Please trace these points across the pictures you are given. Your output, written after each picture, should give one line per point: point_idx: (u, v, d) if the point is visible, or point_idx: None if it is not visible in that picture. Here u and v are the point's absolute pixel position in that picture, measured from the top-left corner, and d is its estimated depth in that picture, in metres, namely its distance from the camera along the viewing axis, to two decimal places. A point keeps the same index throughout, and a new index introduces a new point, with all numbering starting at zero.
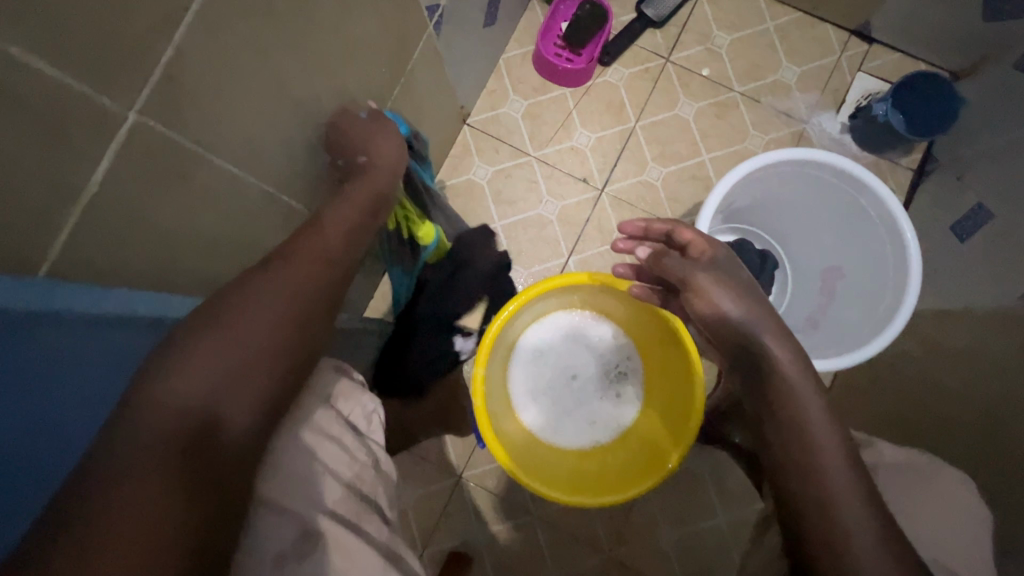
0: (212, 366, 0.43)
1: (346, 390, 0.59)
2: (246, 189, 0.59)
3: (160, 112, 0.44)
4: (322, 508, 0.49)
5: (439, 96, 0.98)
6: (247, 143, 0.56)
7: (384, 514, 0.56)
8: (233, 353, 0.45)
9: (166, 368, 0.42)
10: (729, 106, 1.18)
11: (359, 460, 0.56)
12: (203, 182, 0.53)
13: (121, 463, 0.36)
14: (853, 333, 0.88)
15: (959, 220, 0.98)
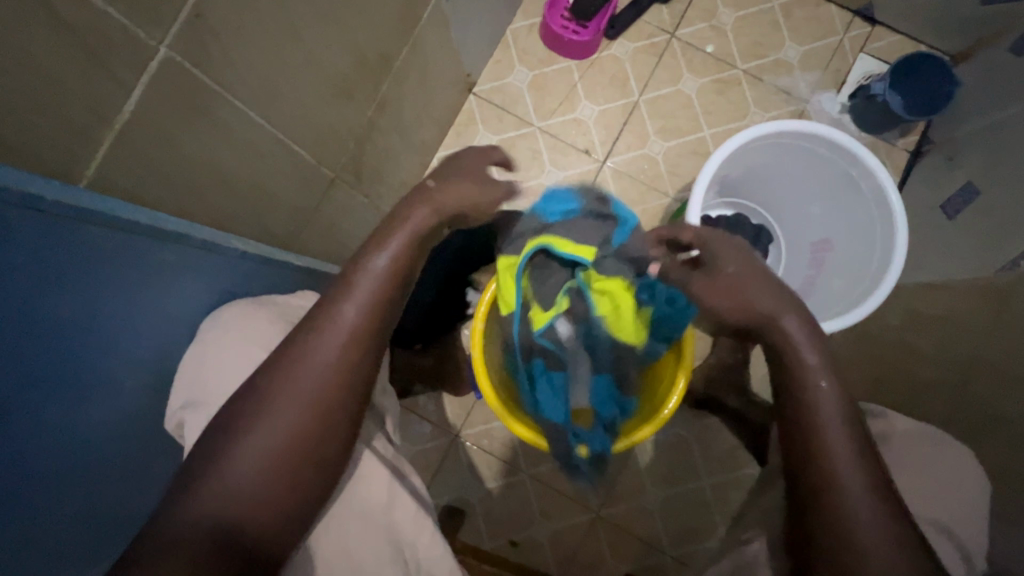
0: (267, 436, 0.49)
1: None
2: (260, 135, 0.63)
3: (188, 49, 0.49)
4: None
5: (447, 62, 1.01)
6: (262, 89, 0.60)
7: (389, 436, 0.68)
8: (290, 417, 0.50)
9: (227, 443, 0.48)
10: (731, 83, 1.20)
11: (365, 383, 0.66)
12: (221, 123, 0.57)
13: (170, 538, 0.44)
14: (840, 303, 0.91)
15: (949, 198, 1.01)
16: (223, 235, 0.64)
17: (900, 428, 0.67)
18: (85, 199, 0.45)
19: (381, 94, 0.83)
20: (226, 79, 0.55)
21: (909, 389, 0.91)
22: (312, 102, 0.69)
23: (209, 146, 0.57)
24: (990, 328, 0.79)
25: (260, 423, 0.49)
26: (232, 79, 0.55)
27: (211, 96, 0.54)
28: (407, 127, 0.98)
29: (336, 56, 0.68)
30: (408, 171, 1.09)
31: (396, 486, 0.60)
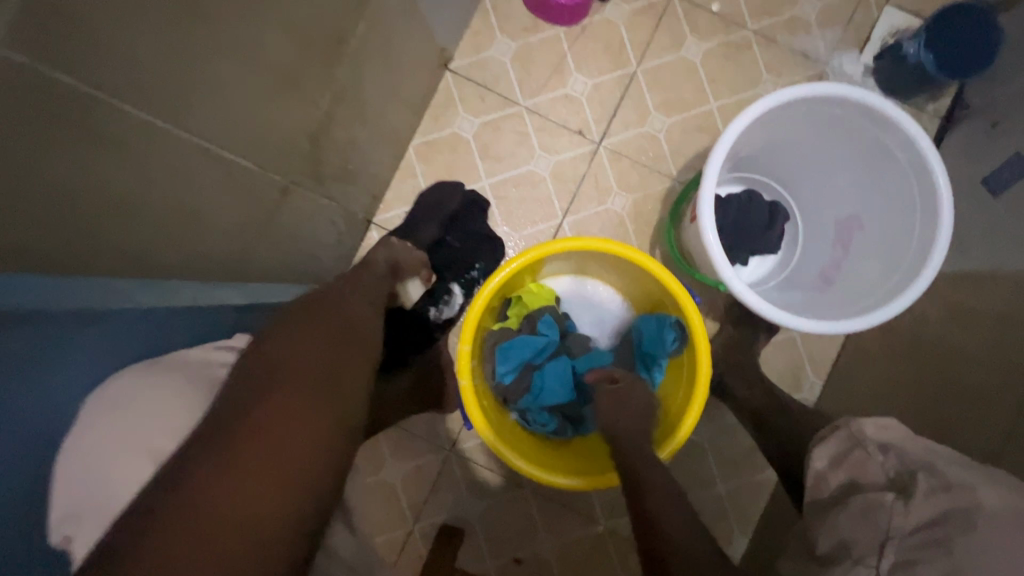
0: (300, 383, 0.49)
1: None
2: (180, 148, 0.50)
3: (43, 52, 0.35)
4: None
5: (416, 37, 0.87)
6: None
7: None
8: (319, 362, 0.52)
9: (262, 396, 0.47)
10: (741, 46, 1.06)
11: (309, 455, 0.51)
12: (128, 146, 0.44)
13: (236, 477, 0.42)
14: (873, 291, 0.79)
15: (994, 170, 0.87)
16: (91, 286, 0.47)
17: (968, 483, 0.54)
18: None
19: (335, 81, 0.69)
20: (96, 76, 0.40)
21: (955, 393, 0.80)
22: (244, 99, 0.55)
23: (116, 173, 0.44)
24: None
25: (298, 376, 0.49)
26: (128, 86, 0.41)
27: (103, 108, 0.40)
28: (373, 116, 0.85)
29: (275, 39, 0.54)
30: (379, 164, 0.96)
31: None
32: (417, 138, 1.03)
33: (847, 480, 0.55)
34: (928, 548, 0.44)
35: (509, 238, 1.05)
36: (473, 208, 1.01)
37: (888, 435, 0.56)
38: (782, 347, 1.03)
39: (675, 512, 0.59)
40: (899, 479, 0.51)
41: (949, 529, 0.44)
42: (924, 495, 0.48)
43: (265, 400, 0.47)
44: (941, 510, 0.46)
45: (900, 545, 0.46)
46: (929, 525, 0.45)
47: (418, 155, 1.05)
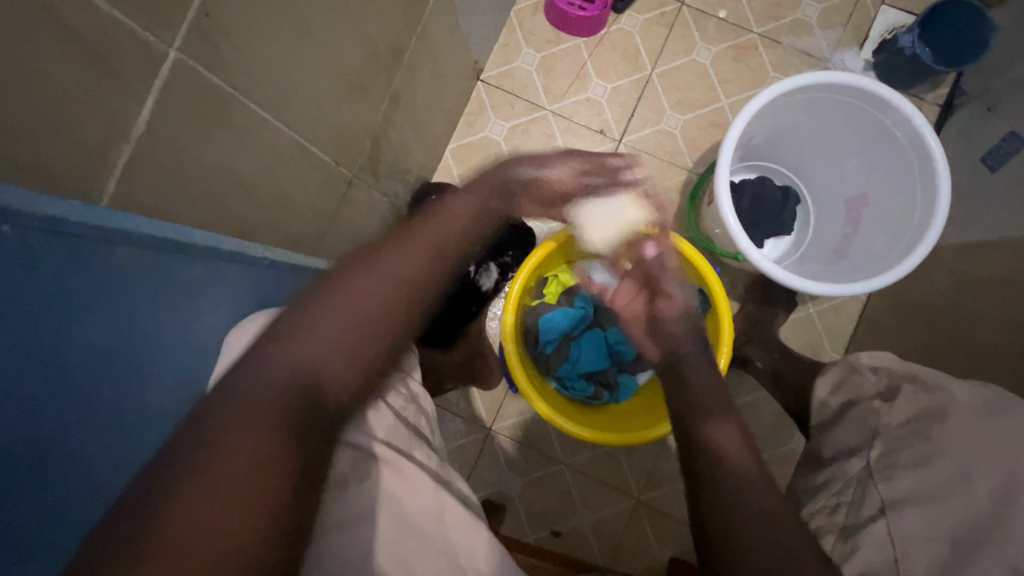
0: (274, 371, 0.40)
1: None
2: (279, 135, 0.59)
3: (200, 53, 0.45)
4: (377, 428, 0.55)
5: (455, 50, 0.97)
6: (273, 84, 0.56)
7: (429, 442, 0.64)
8: (305, 350, 0.42)
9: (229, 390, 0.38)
10: (748, 49, 1.15)
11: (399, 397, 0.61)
12: (244, 129, 0.54)
13: (183, 471, 0.34)
14: (884, 259, 0.86)
15: (991, 149, 0.94)
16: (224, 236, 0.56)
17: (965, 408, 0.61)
18: (109, 218, 0.41)
19: (393, 87, 0.80)
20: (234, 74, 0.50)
21: (965, 353, 0.85)
22: (329, 99, 0.65)
23: (234, 152, 0.54)
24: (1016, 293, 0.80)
25: (273, 362, 0.40)
26: (250, 81, 0.52)
27: (229, 94, 0.50)
28: (420, 121, 0.96)
29: (352, 49, 0.65)
30: (422, 165, 1.06)
31: (446, 498, 0.55)
32: (453, 142, 1.14)
33: (848, 399, 0.72)
34: (912, 437, 0.61)
35: (539, 230, 1.14)
36: None
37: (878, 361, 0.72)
38: (800, 324, 1.09)
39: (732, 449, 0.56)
40: (888, 390, 0.68)
41: (925, 422, 0.61)
42: (905, 399, 0.65)
43: (229, 390, 0.38)
44: (920, 408, 0.63)
45: (890, 438, 0.63)
46: (911, 421, 0.62)
47: (454, 158, 1.16)
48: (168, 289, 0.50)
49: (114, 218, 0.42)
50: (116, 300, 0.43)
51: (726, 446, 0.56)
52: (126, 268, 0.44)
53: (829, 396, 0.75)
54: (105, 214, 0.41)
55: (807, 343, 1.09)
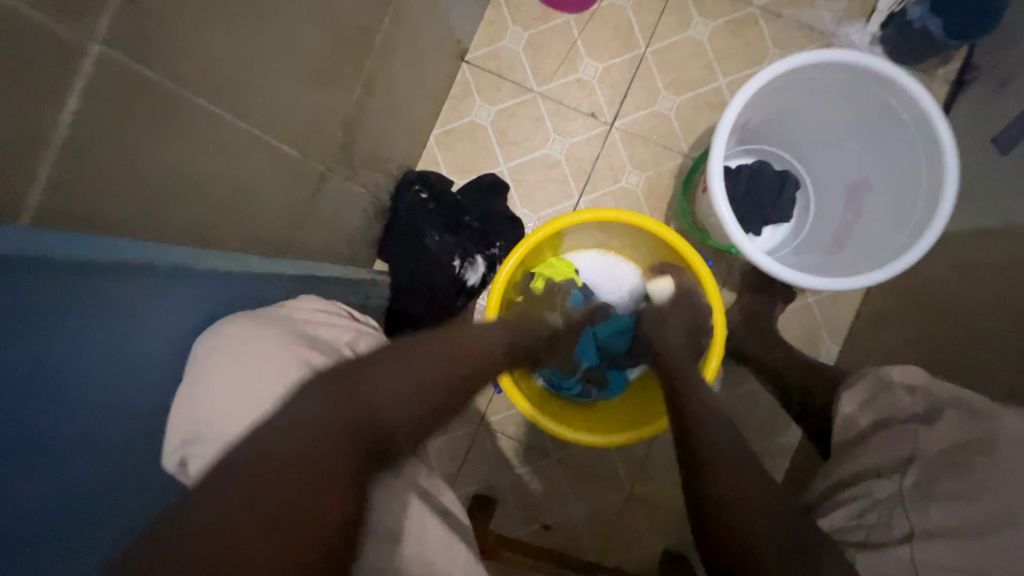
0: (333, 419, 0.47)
1: (364, 336, 0.64)
2: (232, 130, 0.55)
3: (128, 44, 0.41)
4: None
5: (435, 30, 0.92)
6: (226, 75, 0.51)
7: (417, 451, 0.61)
8: (356, 407, 0.49)
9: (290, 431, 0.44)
10: (747, 24, 1.09)
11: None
12: (190, 126, 0.49)
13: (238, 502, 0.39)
14: (885, 248, 0.82)
15: (1004, 129, 0.88)
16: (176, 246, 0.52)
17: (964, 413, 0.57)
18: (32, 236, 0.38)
19: (365, 73, 0.75)
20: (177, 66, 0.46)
21: (968, 347, 0.81)
22: (289, 89, 0.60)
23: (183, 151, 0.50)
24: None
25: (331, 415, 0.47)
26: (194, 73, 0.47)
27: (169, 89, 0.45)
28: (399, 107, 0.91)
29: (311, 34, 0.60)
30: (405, 154, 1.02)
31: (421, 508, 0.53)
32: (438, 128, 1.09)
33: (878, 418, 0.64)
34: (948, 468, 0.55)
35: (528, 219, 1.10)
36: (492, 191, 1.06)
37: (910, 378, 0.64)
38: (798, 314, 1.05)
39: (738, 454, 0.57)
40: (929, 413, 0.60)
41: (971, 453, 0.55)
42: (948, 424, 0.58)
43: (286, 432, 0.44)
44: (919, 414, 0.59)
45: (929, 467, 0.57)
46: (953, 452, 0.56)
47: (439, 145, 1.11)
48: (116, 305, 0.46)
49: (34, 239, 0.38)
50: (47, 329, 0.39)
51: (742, 483, 0.54)
52: (65, 288, 0.40)
53: (853, 411, 0.67)
54: (21, 236, 0.37)
55: (805, 334, 1.05)
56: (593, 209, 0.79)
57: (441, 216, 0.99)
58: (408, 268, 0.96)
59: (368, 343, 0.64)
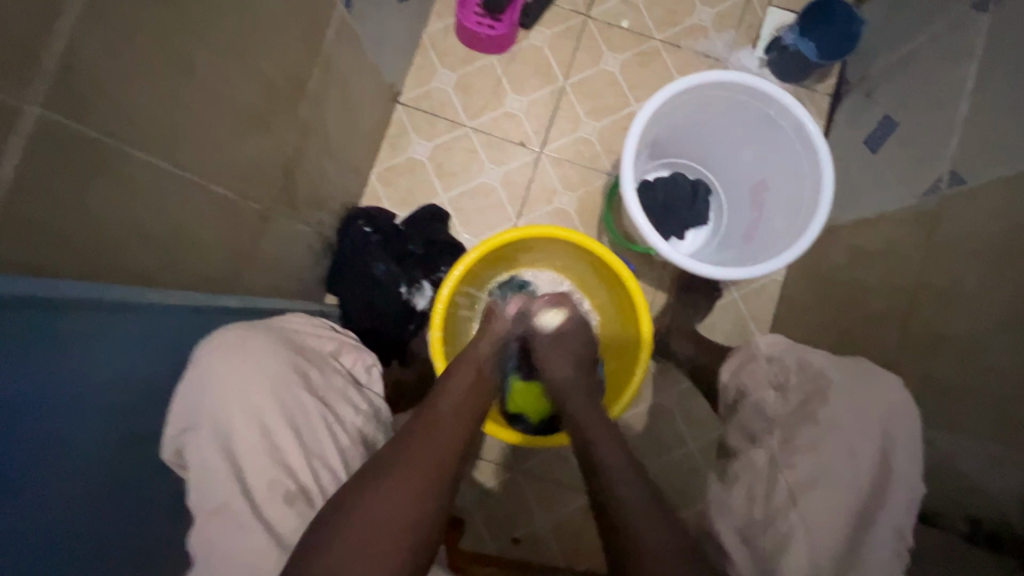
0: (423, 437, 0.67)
1: (346, 347, 0.76)
2: (178, 182, 0.60)
3: (65, 106, 0.45)
4: (336, 440, 0.65)
5: (365, 77, 0.99)
6: (163, 135, 0.56)
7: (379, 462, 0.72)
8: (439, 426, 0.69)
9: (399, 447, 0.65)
10: (652, 55, 1.21)
11: (362, 412, 0.71)
12: (135, 180, 0.54)
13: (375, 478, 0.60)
14: (783, 240, 0.91)
15: (871, 133, 1.02)
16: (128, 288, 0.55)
17: (842, 376, 0.66)
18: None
19: (299, 119, 0.81)
20: (124, 128, 0.51)
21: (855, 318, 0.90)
22: (225, 142, 0.66)
23: (122, 200, 0.53)
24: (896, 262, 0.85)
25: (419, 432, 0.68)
26: (139, 138, 0.53)
27: (120, 152, 0.51)
28: (336, 148, 0.97)
29: (242, 89, 0.65)
30: (347, 191, 1.07)
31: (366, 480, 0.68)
32: (378, 166, 1.16)
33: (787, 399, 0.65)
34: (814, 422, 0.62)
35: (470, 243, 1.16)
36: (433, 220, 1.12)
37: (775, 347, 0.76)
38: (726, 310, 1.14)
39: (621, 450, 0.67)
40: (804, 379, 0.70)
41: (810, 398, 0.66)
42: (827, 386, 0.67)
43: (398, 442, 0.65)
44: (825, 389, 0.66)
45: (783, 414, 0.66)
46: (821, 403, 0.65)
47: (381, 181, 1.17)
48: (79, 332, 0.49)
49: (25, 285, 0.43)
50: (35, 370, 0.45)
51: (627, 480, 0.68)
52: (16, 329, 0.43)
53: (729, 377, 0.81)
54: (15, 283, 0.42)
55: (734, 328, 1.14)
56: (526, 229, 0.87)
57: (387, 246, 1.04)
58: (358, 299, 1.00)
59: (350, 356, 0.75)
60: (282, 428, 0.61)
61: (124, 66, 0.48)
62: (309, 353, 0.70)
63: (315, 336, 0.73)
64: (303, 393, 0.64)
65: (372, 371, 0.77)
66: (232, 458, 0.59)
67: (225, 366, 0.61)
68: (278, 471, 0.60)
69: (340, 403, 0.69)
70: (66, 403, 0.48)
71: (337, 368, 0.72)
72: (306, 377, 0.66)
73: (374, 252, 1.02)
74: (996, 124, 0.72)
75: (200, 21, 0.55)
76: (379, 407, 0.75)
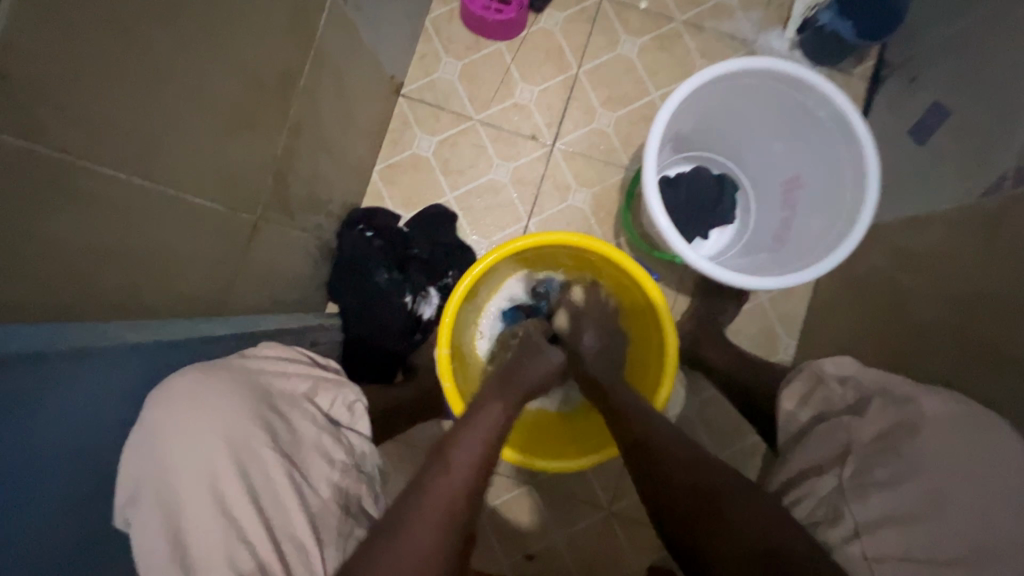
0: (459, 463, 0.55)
1: (323, 385, 0.64)
2: (151, 197, 0.54)
3: (7, 117, 0.38)
4: (303, 504, 0.53)
5: (364, 69, 0.92)
6: (130, 145, 0.50)
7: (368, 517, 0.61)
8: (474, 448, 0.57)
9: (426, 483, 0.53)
10: (672, 38, 1.12)
11: (338, 464, 0.59)
12: (97, 195, 0.48)
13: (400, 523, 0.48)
14: (820, 243, 0.84)
15: (918, 121, 0.92)
16: (95, 328, 0.48)
17: (894, 399, 0.60)
18: None
19: (291, 119, 0.74)
20: (83, 141, 0.45)
21: (898, 328, 0.83)
22: (205, 148, 0.59)
23: (86, 221, 0.47)
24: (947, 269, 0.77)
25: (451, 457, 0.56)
26: (101, 150, 0.47)
27: (77, 169, 0.45)
28: (333, 147, 0.90)
29: (223, 88, 0.58)
30: (347, 192, 1.01)
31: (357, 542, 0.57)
32: (379, 164, 1.09)
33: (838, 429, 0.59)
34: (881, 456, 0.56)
35: (479, 245, 1.09)
36: (440, 221, 1.05)
37: (845, 370, 0.67)
38: (753, 314, 1.07)
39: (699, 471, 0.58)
40: (849, 402, 0.63)
41: (856, 422, 0.60)
42: (877, 413, 0.60)
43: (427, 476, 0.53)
44: (874, 417, 0.60)
45: (830, 441, 0.61)
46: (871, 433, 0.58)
47: (383, 180, 1.10)
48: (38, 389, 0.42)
49: None
50: None
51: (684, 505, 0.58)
52: None
53: (795, 408, 0.68)
54: None
55: (761, 333, 1.07)
56: (539, 235, 0.80)
57: (389, 251, 0.98)
58: (361, 309, 0.94)
59: (328, 393, 0.64)
60: (235, 496, 0.49)
61: (77, 72, 0.42)
62: (277, 395, 0.58)
63: (283, 370, 0.62)
64: (264, 452, 0.52)
65: (355, 409, 0.66)
66: (176, 531, 0.47)
67: (168, 420, 0.50)
68: (234, 551, 0.48)
69: (312, 455, 0.57)
70: (29, 468, 0.41)
71: (310, 412, 0.60)
72: (268, 430, 0.54)
73: (376, 258, 0.96)
74: None
75: (168, 14, 0.48)
76: (365, 452, 0.64)
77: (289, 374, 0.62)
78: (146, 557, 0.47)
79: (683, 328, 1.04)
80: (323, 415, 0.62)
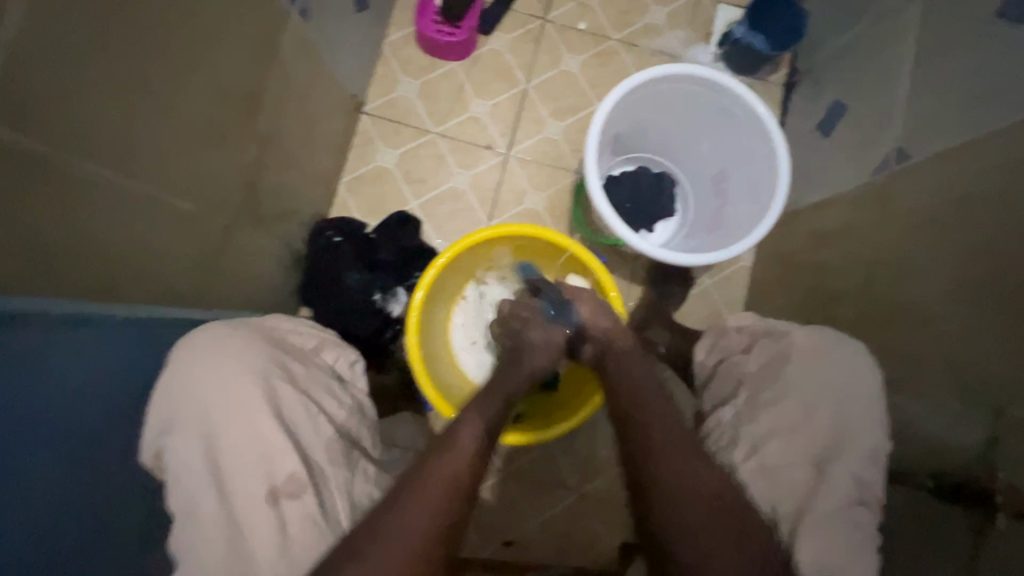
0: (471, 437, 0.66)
1: (328, 344, 0.79)
2: (132, 195, 0.59)
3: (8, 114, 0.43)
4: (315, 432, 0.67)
5: (326, 87, 0.99)
6: (115, 146, 0.55)
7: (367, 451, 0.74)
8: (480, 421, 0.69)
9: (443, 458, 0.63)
10: (610, 55, 1.24)
11: (345, 407, 0.73)
12: (79, 187, 0.52)
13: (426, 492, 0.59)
14: (746, 222, 0.94)
15: (822, 118, 1.06)
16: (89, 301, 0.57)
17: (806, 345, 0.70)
18: None
19: (259, 130, 0.80)
20: (72, 139, 0.50)
21: (816, 296, 0.93)
22: (182, 153, 0.65)
23: (70, 215, 0.52)
24: (851, 240, 0.88)
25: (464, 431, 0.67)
26: (89, 149, 0.52)
27: (65, 165, 0.50)
28: (300, 159, 0.96)
29: (197, 98, 0.64)
30: (314, 202, 1.06)
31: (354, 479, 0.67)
32: (344, 176, 1.16)
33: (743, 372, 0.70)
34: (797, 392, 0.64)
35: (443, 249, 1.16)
36: (404, 226, 1.10)
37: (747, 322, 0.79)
38: (699, 298, 1.16)
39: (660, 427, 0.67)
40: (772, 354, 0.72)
41: (776, 365, 0.70)
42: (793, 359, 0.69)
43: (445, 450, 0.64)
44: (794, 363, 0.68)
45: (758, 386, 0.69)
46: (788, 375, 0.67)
47: (349, 191, 1.17)
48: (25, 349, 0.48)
49: None
50: None
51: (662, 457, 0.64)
52: None
53: (704, 357, 0.81)
54: None
55: (707, 315, 1.16)
56: (497, 226, 0.87)
57: (356, 255, 1.04)
58: (331, 310, 0.99)
59: (333, 352, 0.79)
60: (259, 419, 0.63)
61: (68, 79, 0.48)
62: (292, 352, 0.72)
63: (299, 333, 0.77)
64: (281, 386, 0.66)
65: (355, 368, 0.80)
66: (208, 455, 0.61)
67: (197, 366, 0.63)
68: (256, 460, 0.62)
69: (322, 394, 0.71)
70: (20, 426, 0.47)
71: (317, 364, 0.75)
72: (284, 370, 0.68)
73: (343, 262, 1.02)
74: (937, 100, 0.76)
75: (150, 31, 0.54)
76: (366, 404, 0.79)
77: (305, 337, 0.77)
78: (182, 470, 0.60)
79: (636, 314, 1.12)
80: (329, 369, 0.77)
